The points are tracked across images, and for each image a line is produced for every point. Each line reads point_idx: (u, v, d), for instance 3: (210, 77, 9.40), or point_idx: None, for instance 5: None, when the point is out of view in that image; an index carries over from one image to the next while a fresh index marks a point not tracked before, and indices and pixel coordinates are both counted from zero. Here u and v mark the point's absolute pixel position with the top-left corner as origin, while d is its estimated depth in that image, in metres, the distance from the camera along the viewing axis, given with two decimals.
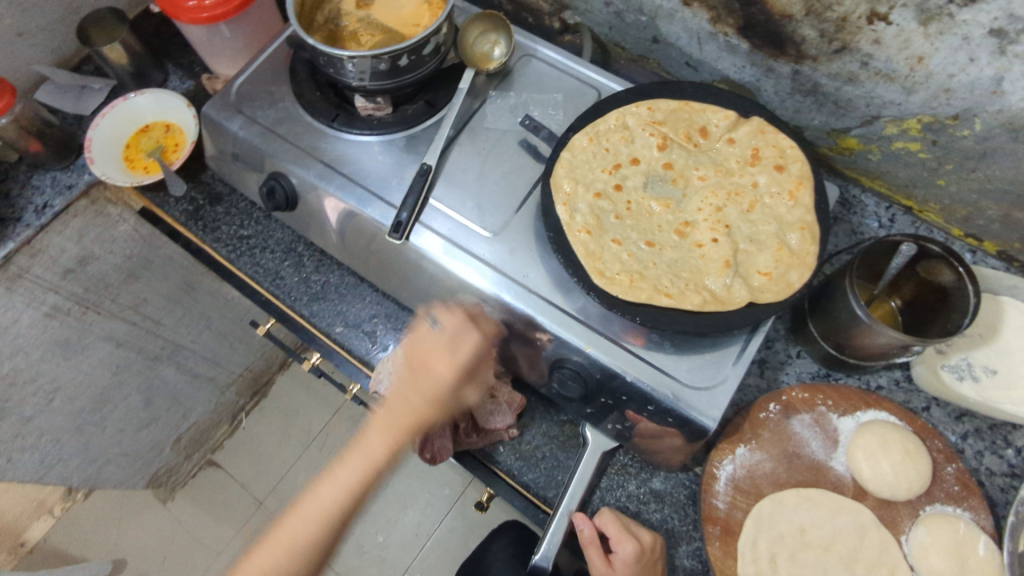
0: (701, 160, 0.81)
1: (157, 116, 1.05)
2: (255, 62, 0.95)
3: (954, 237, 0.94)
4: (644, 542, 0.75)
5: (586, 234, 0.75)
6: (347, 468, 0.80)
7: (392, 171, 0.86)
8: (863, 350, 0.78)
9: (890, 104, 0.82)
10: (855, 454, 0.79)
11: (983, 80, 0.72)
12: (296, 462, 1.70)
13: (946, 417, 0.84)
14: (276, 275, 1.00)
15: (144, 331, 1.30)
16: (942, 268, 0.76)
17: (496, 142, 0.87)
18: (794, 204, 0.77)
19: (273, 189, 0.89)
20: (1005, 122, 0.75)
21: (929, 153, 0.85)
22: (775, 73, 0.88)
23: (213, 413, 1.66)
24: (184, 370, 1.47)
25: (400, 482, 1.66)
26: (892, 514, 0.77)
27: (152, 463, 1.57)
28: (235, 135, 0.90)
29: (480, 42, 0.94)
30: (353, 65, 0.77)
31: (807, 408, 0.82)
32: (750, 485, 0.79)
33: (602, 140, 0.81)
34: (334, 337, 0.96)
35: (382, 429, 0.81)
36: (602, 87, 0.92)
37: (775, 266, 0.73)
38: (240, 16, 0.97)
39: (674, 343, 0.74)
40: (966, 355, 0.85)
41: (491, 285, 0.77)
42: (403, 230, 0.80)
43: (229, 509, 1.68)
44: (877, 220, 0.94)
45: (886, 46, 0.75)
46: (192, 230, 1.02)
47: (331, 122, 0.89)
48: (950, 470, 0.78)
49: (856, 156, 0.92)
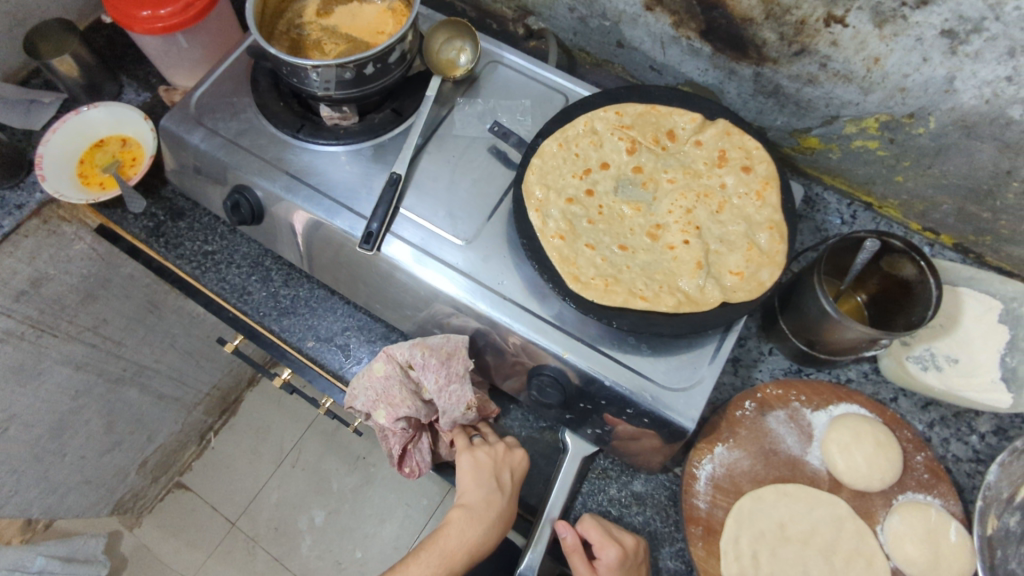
0: (669, 162, 0.82)
1: (112, 130, 1.02)
2: (214, 72, 0.93)
3: (913, 231, 0.97)
4: (627, 545, 0.75)
5: (560, 239, 0.75)
6: (426, 562, 0.73)
7: (360, 181, 0.84)
8: (833, 345, 0.79)
9: (849, 104, 0.84)
10: (829, 448, 0.80)
11: (936, 79, 0.74)
12: (269, 480, 1.65)
13: (913, 406, 0.87)
14: (244, 291, 0.97)
15: (105, 352, 1.25)
16: (905, 263, 0.78)
17: (465, 149, 0.87)
18: (762, 204, 0.78)
19: (238, 204, 0.87)
20: (958, 120, 0.77)
21: (887, 151, 0.87)
22: (737, 76, 0.90)
23: (180, 434, 1.61)
24: (148, 391, 1.42)
25: (378, 495, 1.63)
26: (867, 504, 0.79)
27: (117, 489, 1.51)
28: (197, 148, 0.88)
29: (446, 49, 0.93)
30: (317, 74, 0.76)
31: (781, 404, 0.84)
32: (729, 483, 0.80)
33: (572, 145, 0.81)
34: (306, 352, 0.94)
35: (467, 521, 0.75)
36: (569, 92, 0.92)
37: (746, 265, 0.74)
38: (197, 26, 0.95)
39: (650, 345, 0.74)
40: (930, 346, 0.87)
41: (465, 293, 0.77)
42: (374, 241, 0.79)
43: (199, 532, 1.62)
44: (839, 217, 0.97)
45: (843, 48, 0.77)
46: (153, 246, 0.98)
47: (296, 132, 0.87)
48: (919, 458, 0.80)
49: (817, 155, 0.95)
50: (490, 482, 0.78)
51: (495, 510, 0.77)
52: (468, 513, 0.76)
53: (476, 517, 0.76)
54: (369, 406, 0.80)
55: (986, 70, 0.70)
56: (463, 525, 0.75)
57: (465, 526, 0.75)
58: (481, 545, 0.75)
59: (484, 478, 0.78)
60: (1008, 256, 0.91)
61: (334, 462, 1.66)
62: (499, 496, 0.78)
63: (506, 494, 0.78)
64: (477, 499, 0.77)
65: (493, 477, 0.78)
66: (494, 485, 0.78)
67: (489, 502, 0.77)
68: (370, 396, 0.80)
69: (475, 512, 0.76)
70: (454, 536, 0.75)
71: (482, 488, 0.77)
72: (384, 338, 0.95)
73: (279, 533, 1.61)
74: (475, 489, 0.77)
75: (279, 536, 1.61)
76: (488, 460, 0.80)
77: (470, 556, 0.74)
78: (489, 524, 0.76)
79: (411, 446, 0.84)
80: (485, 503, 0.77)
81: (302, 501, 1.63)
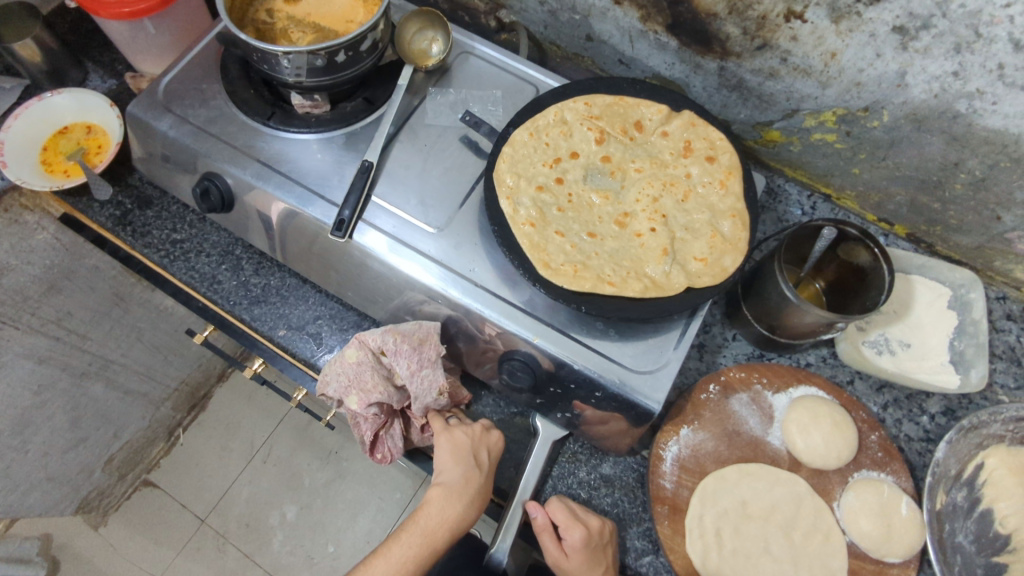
0: (637, 153, 0.84)
1: (77, 117, 1.00)
2: (184, 59, 0.92)
3: (869, 222, 1.01)
4: (593, 527, 0.77)
5: (530, 226, 0.77)
6: (406, 542, 0.74)
7: (332, 169, 0.85)
8: (793, 330, 0.83)
9: (808, 98, 0.87)
10: (789, 428, 0.83)
11: (889, 74, 0.78)
12: (239, 476, 1.63)
13: (868, 389, 0.90)
14: (213, 280, 0.97)
15: (70, 346, 1.23)
16: (860, 250, 0.82)
17: (437, 138, 0.87)
18: (725, 193, 0.80)
19: (207, 191, 0.86)
20: (909, 113, 0.81)
21: (844, 143, 0.91)
22: (703, 70, 0.92)
23: (147, 430, 1.58)
24: (114, 386, 1.39)
25: (350, 489, 1.62)
26: (824, 481, 0.83)
27: (82, 486, 1.48)
28: (165, 135, 0.87)
29: (417, 40, 0.94)
30: (288, 61, 0.76)
31: (743, 387, 0.86)
32: (694, 464, 0.83)
33: (542, 135, 0.83)
34: (277, 341, 0.94)
35: (444, 499, 0.77)
36: (540, 83, 0.94)
37: (710, 252, 0.77)
38: (165, 12, 0.94)
39: (618, 330, 0.76)
40: (884, 331, 0.91)
41: (437, 281, 0.78)
42: (347, 228, 0.79)
43: (168, 530, 1.60)
44: (800, 208, 1.01)
45: (802, 43, 0.80)
46: (120, 235, 0.97)
47: (267, 120, 0.87)
48: (874, 438, 0.84)
49: (779, 148, 0.98)
50: (467, 460, 0.79)
51: (473, 487, 0.78)
52: (445, 494, 0.77)
53: (454, 496, 0.77)
54: (341, 393, 0.81)
55: (935, 65, 0.74)
56: (441, 504, 0.76)
57: (444, 504, 0.76)
58: (460, 523, 0.76)
59: (462, 457, 0.79)
60: (956, 245, 0.95)
61: (306, 457, 1.64)
62: (476, 473, 0.79)
63: (484, 472, 0.80)
64: (455, 476, 0.78)
65: (471, 456, 0.80)
66: (472, 464, 0.79)
67: (467, 479, 0.78)
68: (342, 382, 0.81)
69: (453, 490, 0.77)
70: (434, 515, 0.76)
71: (460, 467, 0.78)
72: (356, 327, 0.96)
73: (250, 529, 1.59)
74: (453, 467, 0.78)
75: (250, 533, 1.59)
76: (465, 439, 0.81)
77: (450, 533, 0.75)
78: (466, 502, 0.77)
79: (383, 433, 0.85)
80: (463, 481, 0.78)
81: (274, 496, 1.62)
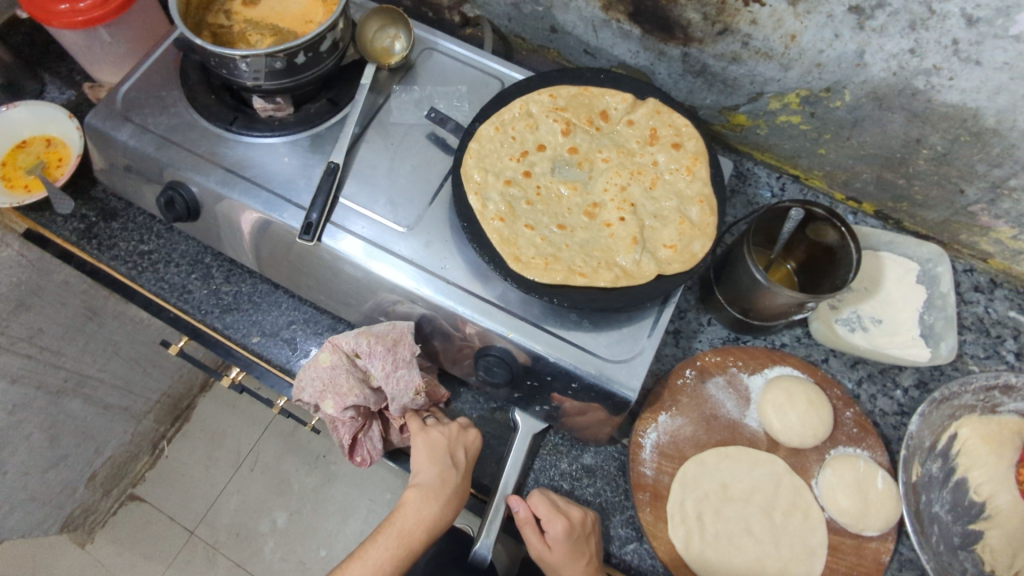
0: (603, 142, 0.84)
1: (35, 130, 0.99)
2: (141, 67, 0.90)
3: (838, 201, 1.02)
4: (574, 518, 0.77)
5: (499, 221, 0.76)
6: (382, 544, 0.74)
7: (298, 172, 0.84)
8: (766, 312, 0.83)
9: (771, 81, 0.87)
10: (765, 410, 0.84)
11: (848, 54, 0.78)
12: (227, 485, 1.62)
13: (842, 366, 0.92)
14: (183, 290, 0.95)
15: (43, 363, 1.18)
16: (828, 230, 0.82)
17: (403, 136, 0.87)
18: (692, 178, 0.81)
19: (172, 201, 0.84)
20: (870, 92, 0.81)
21: (809, 124, 0.91)
22: (667, 57, 0.92)
23: (130, 444, 1.55)
24: (92, 401, 1.36)
25: (339, 492, 1.61)
26: (802, 460, 0.84)
27: (65, 505, 1.45)
28: (125, 145, 0.86)
29: (379, 38, 0.93)
30: (246, 65, 0.75)
31: (719, 370, 0.87)
32: (673, 449, 0.83)
33: (508, 128, 0.82)
34: (251, 349, 0.93)
35: (420, 500, 0.77)
36: (505, 77, 0.93)
37: (679, 239, 0.77)
38: (119, 19, 0.92)
39: (592, 320, 0.76)
40: (856, 308, 0.92)
41: (410, 280, 0.77)
42: (315, 231, 0.78)
43: (157, 544, 1.58)
44: (769, 190, 1.01)
45: (762, 26, 0.80)
46: (86, 249, 0.96)
47: (229, 125, 0.86)
48: (848, 414, 0.85)
49: (746, 132, 0.98)
50: (445, 460, 0.79)
51: (450, 487, 0.78)
52: (421, 494, 0.77)
53: (431, 495, 0.77)
54: (317, 397, 0.80)
55: (892, 44, 0.74)
56: (418, 504, 0.76)
57: (421, 505, 0.76)
58: (437, 522, 0.76)
59: (439, 456, 0.79)
60: (922, 220, 0.96)
61: (294, 462, 1.63)
62: (453, 472, 0.79)
63: (461, 470, 0.79)
64: (432, 476, 0.78)
65: (447, 455, 0.79)
66: (450, 463, 0.79)
67: (444, 479, 0.78)
68: (317, 386, 0.80)
69: (429, 490, 0.77)
70: (410, 516, 0.76)
71: (437, 466, 0.78)
72: (331, 330, 0.95)
73: (240, 538, 1.58)
74: (429, 467, 0.78)
75: (240, 541, 1.58)
76: (442, 438, 0.81)
77: (428, 534, 0.76)
78: (443, 501, 0.77)
79: (362, 435, 0.84)
80: (440, 480, 0.78)
81: (263, 503, 1.61)
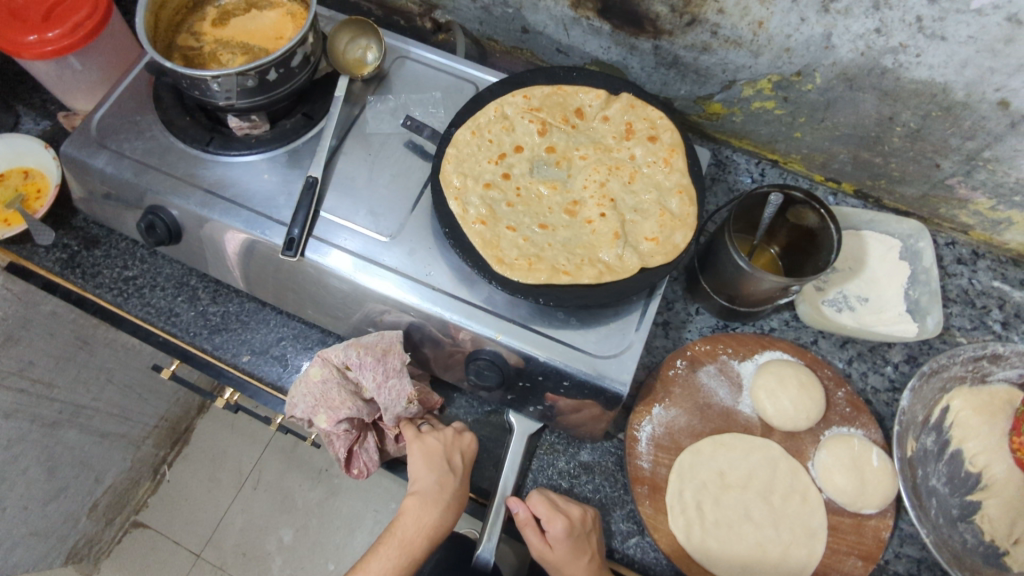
0: (580, 140, 0.84)
1: (11, 163, 0.98)
2: (114, 93, 0.90)
3: (818, 182, 1.03)
4: (574, 516, 0.77)
5: (481, 224, 0.76)
6: (384, 555, 0.74)
7: (278, 188, 0.84)
8: (752, 298, 0.83)
9: (742, 68, 0.88)
10: (758, 395, 0.85)
11: (815, 37, 0.79)
12: (230, 506, 1.62)
13: (832, 346, 0.92)
14: (171, 313, 0.95)
15: (36, 396, 1.17)
16: (808, 213, 0.83)
17: (381, 145, 0.87)
18: (670, 170, 0.81)
19: (153, 225, 0.84)
20: (840, 73, 0.82)
21: (783, 109, 0.92)
22: (638, 51, 0.93)
23: (131, 471, 1.54)
24: (89, 430, 1.34)
25: (343, 505, 1.61)
26: (797, 443, 0.84)
27: (69, 536, 1.43)
28: (103, 172, 0.85)
29: (351, 49, 0.93)
30: (218, 84, 0.75)
31: (710, 359, 0.88)
32: (669, 441, 0.84)
33: (484, 132, 0.82)
34: (242, 368, 0.93)
35: (419, 508, 0.77)
36: (479, 81, 0.94)
37: (660, 231, 0.77)
38: (89, 46, 0.91)
39: (579, 317, 0.76)
40: (842, 288, 0.92)
41: (396, 289, 0.77)
42: (297, 247, 0.78)
43: (164, 569, 1.57)
44: (749, 176, 1.02)
45: (729, 15, 0.80)
46: (70, 279, 0.95)
47: (206, 146, 0.85)
48: (841, 393, 0.86)
49: (722, 120, 0.99)
50: (442, 466, 0.79)
51: (449, 492, 0.78)
52: (419, 502, 0.77)
53: (430, 502, 0.77)
54: (310, 412, 0.80)
55: (857, 25, 0.75)
56: (417, 512, 0.76)
57: (420, 512, 0.76)
58: (438, 529, 0.76)
59: (436, 462, 0.79)
60: (901, 197, 0.97)
61: (297, 478, 1.63)
62: (451, 478, 0.79)
63: (458, 475, 0.80)
64: (430, 483, 0.78)
65: (445, 460, 0.80)
66: (447, 469, 0.79)
67: (443, 484, 0.78)
68: (309, 402, 0.80)
69: (428, 497, 0.77)
70: (410, 525, 0.76)
71: (434, 473, 0.78)
72: (321, 344, 0.95)
73: (247, 558, 1.58)
74: (427, 474, 0.78)
75: (247, 561, 1.58)
76: (438, 444, 0.81)
77: (429, 541, 0.76)
78: (443, 506, 0.77)
79: (358, 447, 0.84)
80: (439, 487, 0.78)
81: (268, 521, 1.60)
